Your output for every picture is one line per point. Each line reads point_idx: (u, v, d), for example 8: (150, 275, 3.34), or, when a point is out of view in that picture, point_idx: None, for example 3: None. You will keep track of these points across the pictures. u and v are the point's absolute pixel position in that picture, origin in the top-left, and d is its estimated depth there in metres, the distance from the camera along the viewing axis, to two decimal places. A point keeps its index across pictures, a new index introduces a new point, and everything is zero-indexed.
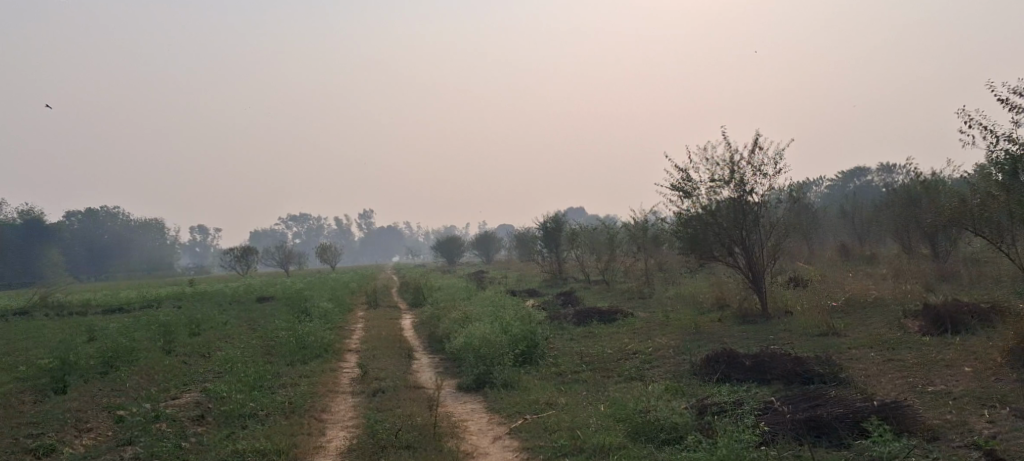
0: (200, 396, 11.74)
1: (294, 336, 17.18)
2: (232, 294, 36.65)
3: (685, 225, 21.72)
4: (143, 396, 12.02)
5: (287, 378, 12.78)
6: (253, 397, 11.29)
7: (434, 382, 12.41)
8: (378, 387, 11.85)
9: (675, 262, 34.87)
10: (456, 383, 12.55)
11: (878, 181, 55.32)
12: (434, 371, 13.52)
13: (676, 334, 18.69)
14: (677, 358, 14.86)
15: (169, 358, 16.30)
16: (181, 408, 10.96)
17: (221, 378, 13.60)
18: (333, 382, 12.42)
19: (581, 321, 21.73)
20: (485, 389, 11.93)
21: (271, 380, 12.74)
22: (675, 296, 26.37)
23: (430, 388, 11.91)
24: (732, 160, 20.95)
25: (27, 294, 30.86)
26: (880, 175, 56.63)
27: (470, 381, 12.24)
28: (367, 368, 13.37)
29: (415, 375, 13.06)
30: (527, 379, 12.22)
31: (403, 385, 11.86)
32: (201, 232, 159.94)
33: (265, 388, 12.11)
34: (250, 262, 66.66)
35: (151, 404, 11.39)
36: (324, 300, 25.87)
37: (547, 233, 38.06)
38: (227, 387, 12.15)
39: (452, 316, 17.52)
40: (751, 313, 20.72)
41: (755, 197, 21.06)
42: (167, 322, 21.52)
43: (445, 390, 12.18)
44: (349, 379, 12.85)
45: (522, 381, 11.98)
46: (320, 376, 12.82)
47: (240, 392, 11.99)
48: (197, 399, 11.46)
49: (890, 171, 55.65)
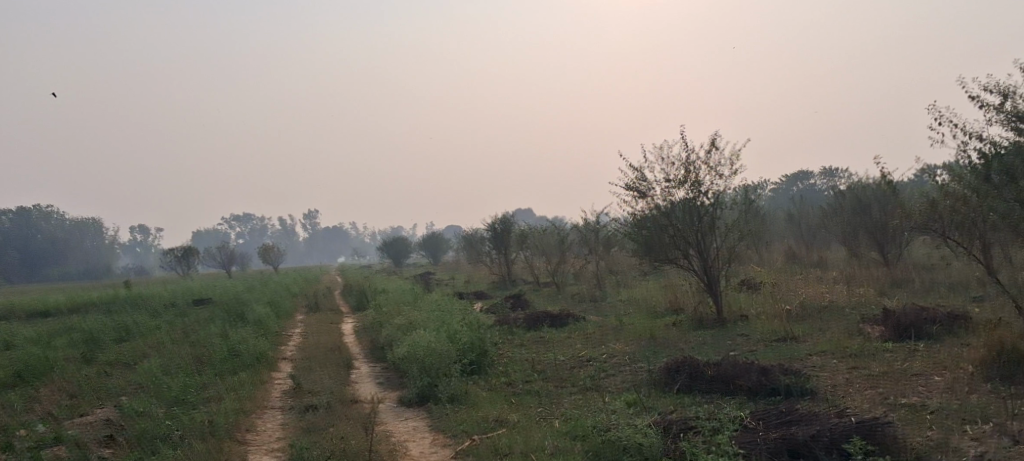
0: (110, 413, 10.54)
1: (225, 343, 15.99)
2: (166, 296, 34.91)
3: (639, 227, 21.08)
4: (47, 413, 10.79)
5: (213, 390, 11.67)
6: (172, 414, 10.16)
7: (374, 396, 11.43)
8: (312, 403, 10.80)
9: (625, 265, 34.35)
10: (398, 397, 11.57)
11: (821, 184, 55.84)
12: (375, 384, 12.52)
13: (631, 341, 18.00)
14: (633, 367, 14.13)
15: (86, 368, 14.98)
16: (87, 429, 9.76)
17: (140, 391, 12.40)
18: (262, 396, 11.34)
19: (531, 326, 20.92)
20: (429, 404, 10.98)
21: (193, 393, 11.61)
22: (627, 300, 25.76)
23: (370, 403, 10.92)
24: (689, 160, 20.37)
25: None
26: (823, 179, 57.20)
27: (414, 395, 11.28)
28: (301, 380, 12.30)
29: (354, 389, 12.04)
30: (475, 392, 11.33)
31: (339, 401, 10.84)
32: (141, 231, 155.29)
33: (186, 403, 10.98)
34: (189, 263, 64.42)
35: (54, 423, 10.16)
36: (261, 304, 24.58)
37: (495, 234, 37.14)
38: (144, 401, 10.99)
39: (396, 322, 16.53)
40: (707, 318, 20.15)
41: (711, 198, 20.50)
42: (89, 327, 20.03)
43: (387, 405, 11.20)
44: (282, 392, 11.80)
45: (470, 396, 11.07)
46: (250, 389, 11.72)
47: (158, 406, 10.83)
48: (108, 416, 10.28)
49: (833, 176, 56.25)
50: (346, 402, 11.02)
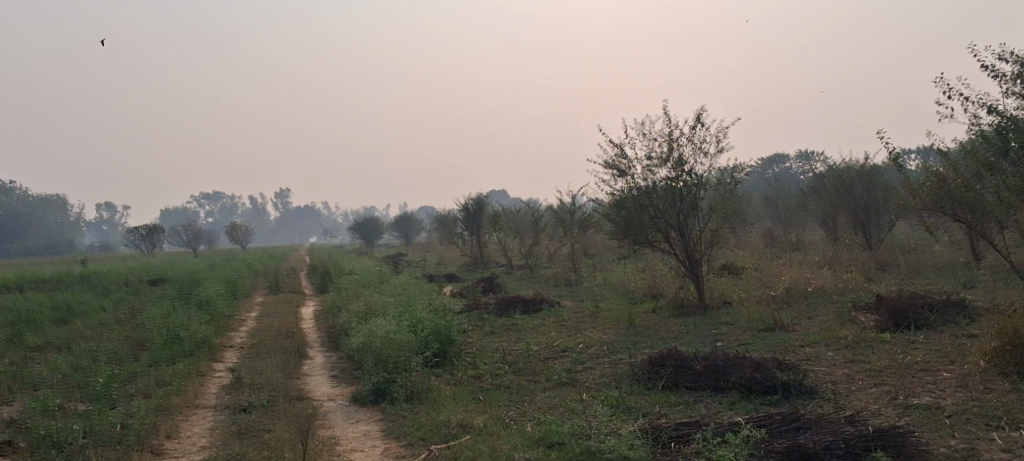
0: (16, 410, 9.27)
1: (168, 328, 14.65)
2: (123, 275, 33.26)
3: (618, 207, 19.97)
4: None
5: (140, 383, 10.40)
6: (85, 414, 8.94)
7: (324, 394, 10.24)
8: (250, 403, 9.60)
9: (601, 247, 33.33)
10: (351, 393, 10.39)
11: (796, 168, 55.23)
12: (327, 377, 11.31)
13: (608, 329, 16.93)
14: (612, 358, 13.02)
15: (11, 354, 13.64)
16: None
17: (61, 382, 11.09)
18: (195, 394, 10.07)
19: (503, 310, 19.79)
20: (384, 404, 9.82)
21: (119, 386, 10.36)
22: (603, 284, 24.73)
23: (316, 403, 9.73)
24: (672, 136, 19.30)
25: None
26: (798, 163, 56.56)
27: (368, 392, 10.11)
28: (244, 372, 11.07)
29: (303, 384, 10.84)
30: (438, 390, 10.16)
31: (280, 402, 9.67)
32: (108, 208, 151.72)
33: (109, 400, 9.71)
34: (156, 241, 62.46)
35: None
36: (218, 284, 23.16)
37: (469, 214, 35.94)
38: (60, 396, 9.73)
39: (355, 307, 15.28)
40: (688, 304, 19.14)
41: (693, 177, 19.42)
42: (26, 309, 18.54)
43: (336, 404, 10.02)
44: (219, 388, 10.57)
45: (431, 394, 9.92)
46: (183, 384, 10.45)
47: (74, 402, 9.57)
48: (13, 415, 9.01)
49: (808, 159, 55.69)
50: (289, 402, 9.78)
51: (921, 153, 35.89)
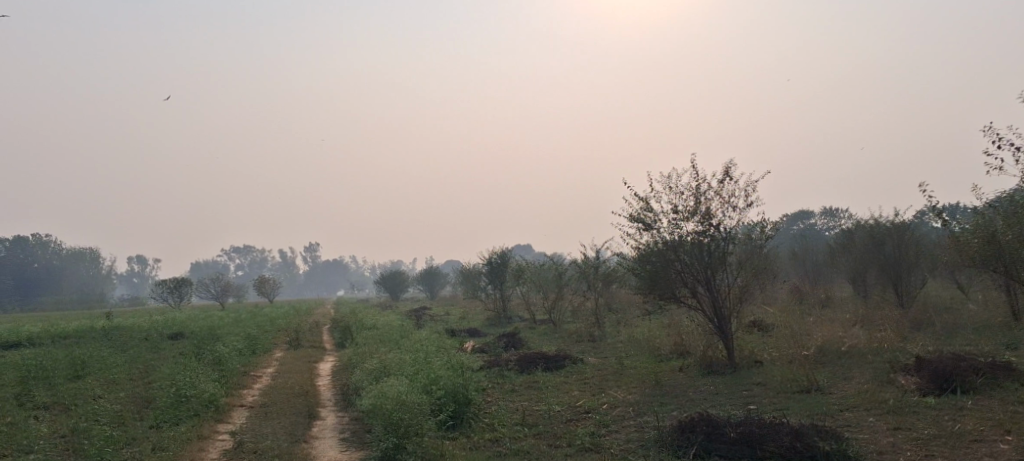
0: None
1: (178, 384, 14.23)
2: (145, 329, 32.99)
3: (644, 261, 19.38)
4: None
5: (138, 447, 10.00)
6: None
7: None
8: None
9: (626, 302, 32.61)
10: None
11: (821, 224, 54.54)
12: (337, 442, 10.87)
13: (634, 389, 16.23)
14: (637, 422, 12.35)
15: (15, 413, 13.24)
16: None
17: (60, 445, 10.66)
18: None
19: (524, 367, 19.16)
20: None
21: (115, 451, 9.97)
22: (628, 340, 24.02)
23: None
24: (699, 190, 18.82)
25: None
26: (824, 219, 55.76)
27: None
28: (249, 438, 10.61)
29: (310, 450, 10.37)
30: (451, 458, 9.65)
31: None
32: (139, 261, 153.39)
33: None
34: (182, 294, 62.48)
35: None
36: (236, 339, 22.74)
37: (492, 268, 35.46)
38: None
39: (369, 364, 14.77)
40: (717, 363, 18.36)
41: (722, 231, 18.85)
42: (41, 364, 18.21)
43: None
44: (220, 455, 10.10)
45: None
46: (183, 454, 10.01)
47: None
48: None
49: (834, 215, 54.98)
50: None
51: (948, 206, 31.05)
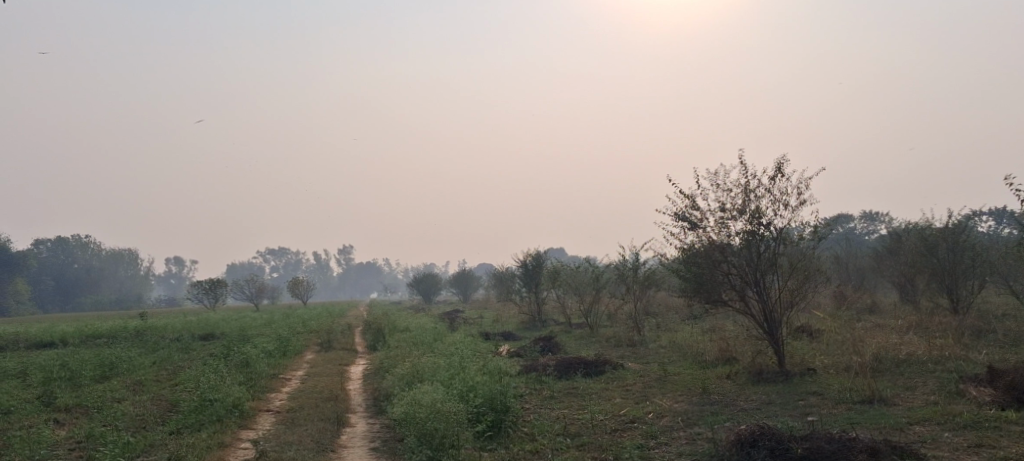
0: None
1: (204, 386, 13.72)
2: (178, 329, 32.72)
3: (689, 262, 18.51)
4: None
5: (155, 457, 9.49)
6: None
7: None
8: None
9: (665, 307, 31.65)
10: None
11: (859, 227, 52.84)
12: (368, 454, 10.25)
13: (679, 397, 15.34)
14: (687, 434, 11.51)
15: (36, 415, 12.78)
16: None
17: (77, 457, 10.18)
18: None
19: (563, 372, 18.39)
20: None
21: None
22: (669, 345, 23.11)
23: None
24: (748, 187, 17.93)
25: None
26: (863, 223, 54.01)
27: None
28: (274, 448, 10.04)
29: None
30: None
31: None
32: (177, 263, 155.28)
33: None
34: (218, 296, 62.58)
35: None
36: (266, 340, 22.27)
37: (527, 270, 34.73)
38: None
39: (401, 368, 14.09)
40: (768, 370, 17.41)
41: (772, 231, 17.92)
42: (68, 364, 17.83)
43: None
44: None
45: None
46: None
47: None
48: None
49: (874, 220, 53.20)
50: None
51: (997, 213, 29.27)
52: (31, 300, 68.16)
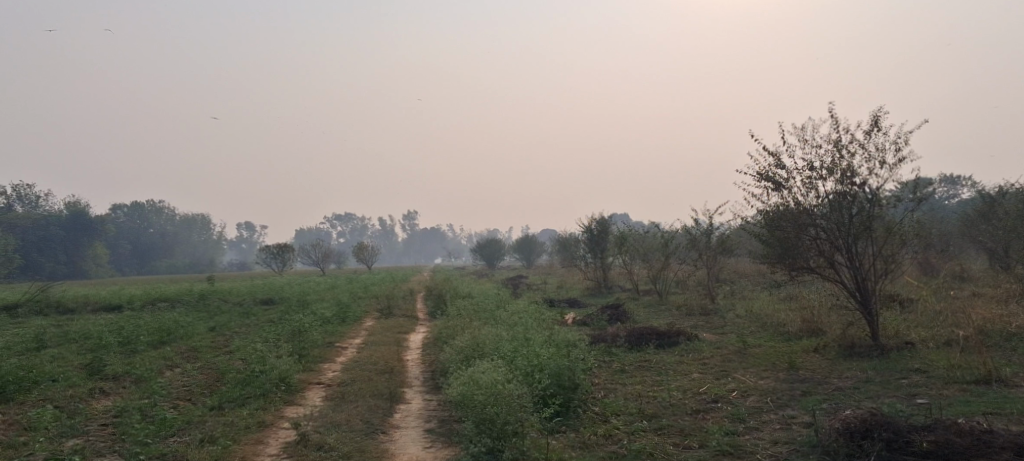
0: None
1: (254, 354, 12.98)
2: (242, 294, 32.44)
3: (773, 225, 17.04)
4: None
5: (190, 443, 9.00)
6: None
7: None
8: None
9: (738, 274, 30.06)
10: None
11: (941, 192, 49.77)
12: (421, 447, 9.32)
13: (765, 374, 13.99)
14: (778, 418, 10.25)
15: (81, 383, 12.16)
16: None
17: (106, 438, 9.41)
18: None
19: (634, 343, 17.23)
20: None
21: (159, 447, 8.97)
22: (746, 314, 21.66)
23: None
24: (840, 143, 16.28)
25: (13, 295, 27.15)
26: (944, 187, 50.89)
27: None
28: (319, 435, 9.31)
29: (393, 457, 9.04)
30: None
31: None
32: (247, 229, 158.60)
33: None
34: (286, 260, 62.83)
35: None
36: (325, 306, 21.58)
37: (591, 236, 33.49)
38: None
39: (460, 340, 13.09)
40: (861, 344, 15.92)
41: (866, 191, 16.26)
42: (126, 329, 17.36)
43: None
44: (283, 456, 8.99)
45: None
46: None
47: None
48: None
49: (955, 183, 50.04)
50: None
51: None
52: (108, 264, 69.80)
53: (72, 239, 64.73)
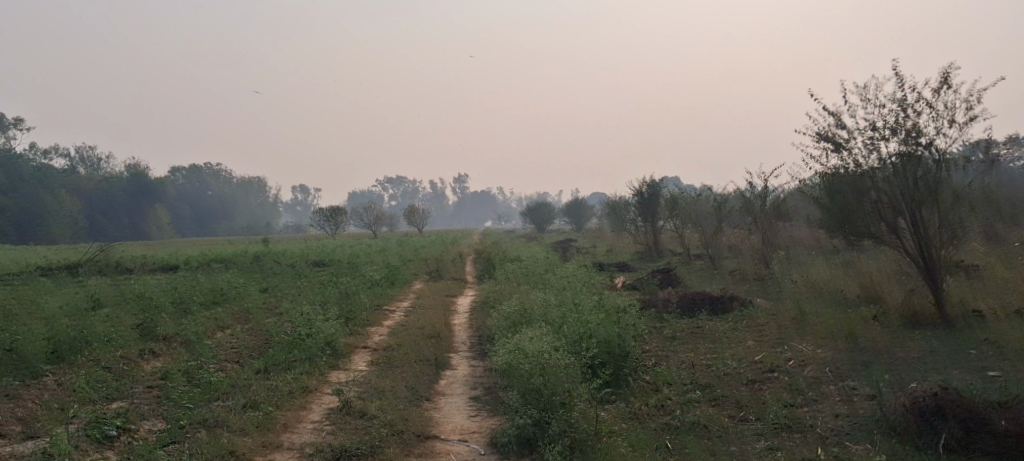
0: (93, 449, 8.17)
1: (301, 317, 12.94)
2: (295, 256, 32.69)
3: (832, 188, 16.34)
4: (3, 455, 7.96)
5: (230, 409, 9.05)
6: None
7: (446, 445, 8.50)
8: (343, 450, 8.23)
9: (793, 239, 29.23)
10: (495, 443, 8.42)
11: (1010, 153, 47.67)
12: (466, 416, 9.21)
13: (823, 343, 13.48)
14: (838, 390, 9.80)
15: (133, 344, 12.28)
16: None
17: (151, 401, 9.46)
18: (284, 429, 8.80)
19: (685, 309, 16.84)
20: None
21: (203, 411, 9.04)
22: (803, 280, 21.00)
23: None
24: (906, 102, 15.41)
25: (74, 256, 27.75)
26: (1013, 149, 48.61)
27: (510, 441, 8.31)
28: (359, 403, 9.27)
29: (439, 426, 8.94)
30: (612, 452, 7.88)
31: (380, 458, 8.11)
32: (302, 191, 161.10)
33: (189, 436, 8.49)
34: (338, 223, 63.35)
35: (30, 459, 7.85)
36: (374, 269, 21.54)
37: (642, 200, 32.86)
38: (141, 431, 8.62)
39: (507, 305, 12.84)
40: (924, 313, 15.26)
41: (933, 152, 15.36)
42: (179, 289, 17.54)
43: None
44: (327, 423, 8.95)
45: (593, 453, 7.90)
46: (271, 439, 8.54)
47: (151, 439, 8.38)
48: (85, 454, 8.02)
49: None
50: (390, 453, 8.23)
51: None
52: (167, 225, 71.37)
53: (131, 201, 66.20)
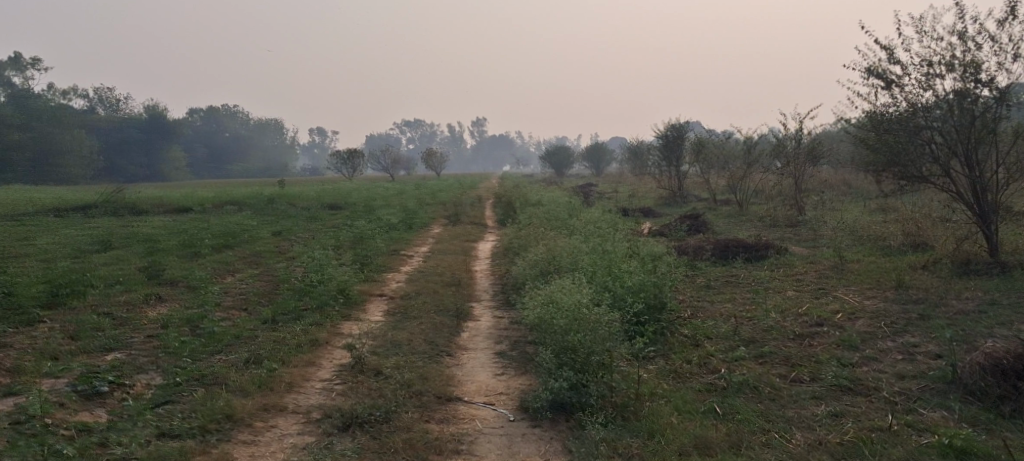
0: (83, 406, 7.53)
1: (313, 262, 12.16)
2: (311, 198, 31.84)
3: (880, 129, 15.24)
4: None
5: (231, 366, 8.37)
6: (146, 431, 7.17)
7: (470, 408, 7.78)
8: (358, 412, 7.55)
9: (826, 184, 28.02)
10: (526, 407, 7.68)
11: None
12: (492, 374, 8.45)
13: (870, 293, 12.60)
14: (898, 347, 8.95)
15: (138, 288, 11.59)
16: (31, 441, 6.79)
17: (150, 351, 8.83)
18: (293, 387, 8.11)
19: (719, 255, 15.94)
20: (569, 438, 7.15)
21: (202, 368, 8.37)
22: (840, 225, 19.96)
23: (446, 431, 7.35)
24: (965, 35, 14.20)
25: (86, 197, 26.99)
26: None
27: (544, 405, 7.55)
28: (373, 360, 8.54)
29: (462, 386, 8.19)
30: (660, 419, 7.25)
31: (398, 423, 7.40)
32: (319, 134, 160.04)
33: (189, 395, 7.84)
34: (354, 166, 62.38)
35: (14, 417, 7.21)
36: (392, 212, 20.68)
37: (666, 142, 31.63)
38: (135, 387, 7.97)
39: (532, 252, 11.98)
40: (978, 261, 14.32)
41: (993, 90, 14.22)
42: (188, 232, 16.81)
43: (495, 428, 7.43)
44: (338, 381, 8.26)
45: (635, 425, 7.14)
46: (278, 398, 7.87)
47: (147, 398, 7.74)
48: (73, 414, 7.38)
49: None
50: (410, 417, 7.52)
51: None
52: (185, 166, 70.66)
53: (149, 141, 65.37)
